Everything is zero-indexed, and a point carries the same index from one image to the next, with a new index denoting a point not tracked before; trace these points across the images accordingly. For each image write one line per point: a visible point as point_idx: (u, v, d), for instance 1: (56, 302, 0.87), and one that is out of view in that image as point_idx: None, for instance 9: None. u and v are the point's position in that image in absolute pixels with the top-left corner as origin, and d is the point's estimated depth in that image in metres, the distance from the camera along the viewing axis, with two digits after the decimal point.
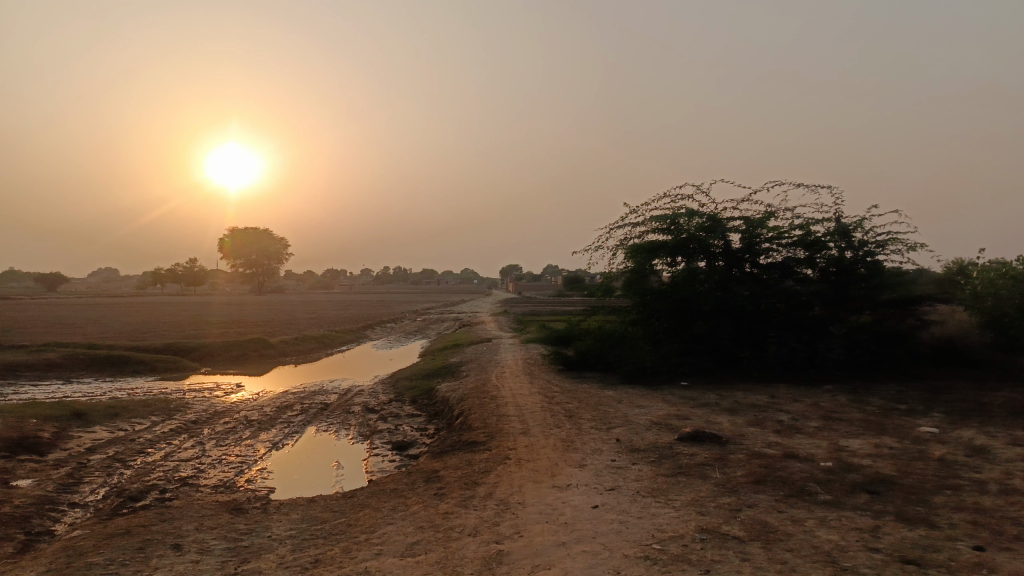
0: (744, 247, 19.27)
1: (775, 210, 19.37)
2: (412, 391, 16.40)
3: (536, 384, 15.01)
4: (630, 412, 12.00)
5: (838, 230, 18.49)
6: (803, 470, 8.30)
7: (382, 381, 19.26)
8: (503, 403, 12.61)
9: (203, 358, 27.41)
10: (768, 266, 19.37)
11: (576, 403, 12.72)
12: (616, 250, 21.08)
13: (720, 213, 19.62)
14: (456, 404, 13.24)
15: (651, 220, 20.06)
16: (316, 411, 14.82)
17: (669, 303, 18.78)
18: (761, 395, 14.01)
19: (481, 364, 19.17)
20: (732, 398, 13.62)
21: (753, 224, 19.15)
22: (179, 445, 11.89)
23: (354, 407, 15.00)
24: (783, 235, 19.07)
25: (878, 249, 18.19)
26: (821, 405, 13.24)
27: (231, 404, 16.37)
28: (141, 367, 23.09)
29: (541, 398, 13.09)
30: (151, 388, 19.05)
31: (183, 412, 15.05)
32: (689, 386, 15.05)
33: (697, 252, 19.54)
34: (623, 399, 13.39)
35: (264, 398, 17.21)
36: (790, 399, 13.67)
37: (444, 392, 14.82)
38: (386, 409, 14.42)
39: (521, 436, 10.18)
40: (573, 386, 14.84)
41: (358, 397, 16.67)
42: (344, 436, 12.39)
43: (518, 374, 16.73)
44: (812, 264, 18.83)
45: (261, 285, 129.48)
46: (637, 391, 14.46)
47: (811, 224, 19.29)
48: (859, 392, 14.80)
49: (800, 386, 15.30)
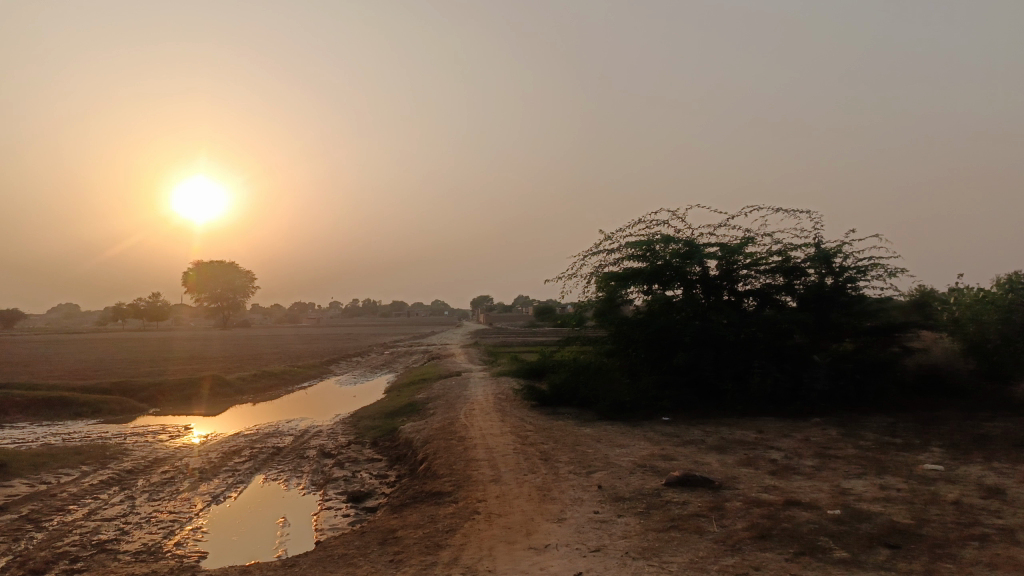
0: (723, 274, 18.58)
1: (753, 235, 18.74)
2: (374, 432, 15.21)
3: (507, 422, 13.93)
4: (610, 453, 10.99)
5: (817, 256, 17.88)
6: (810, 521, 7.34)
7: (343, 421, 17.99)
8: (471, 445, 11.51)
9: (154, 398, 25.78)
10: (746, 293, 18.68)
11: (552, 443, 11.67)
12: (590, 278, 20.25)
13: (697, 238, 18.92)
14: (419, 447, 12.09)
15: (626, 247, 19.32)
16: (267, 456, 13.54)
17: (647, 333, 17.89)
18: (749, 431, 13.10)
19: (449, 400, 18.01)
20: (718, 435, 12.68)
21: (731, 250, 18.48)
22: (107, 500, 10.55)
23: (309, 452, 13.75)
24: (762, 261, 18.44)
25: (858, 275, 17.58)
26: (813, 440, 12.38)
27: (175, 450, 14.97)
28: (82, 408, 21.45)
29: (513, 439, 12.01)
30: (89, 432, 17.53)
31: (119, 460, 13.64)
32: (671, 421, 14.08)
33: (674, 280, 18.83)
34: (602, 437, 12.38)
35: (212, 442, 15.85)
36: (779, 435, 12.78)
37: (408, 433, 13.67)
38: (345, 453, 13.21)
39: (491, 484, 9.10)
40: (548, 423, 13.79)
41: (315, 439, 15.40)
42: (295, 487, 11.14)
43: (488, 411, 15.63)
44: (790, 291, 18.19)
45: (225, 319, 126.65)
46: (616, 427, 13.47)
47: (789, 250, 18.66)
48: (850, 424, 13.97)
49: (787, 419, 14.44)
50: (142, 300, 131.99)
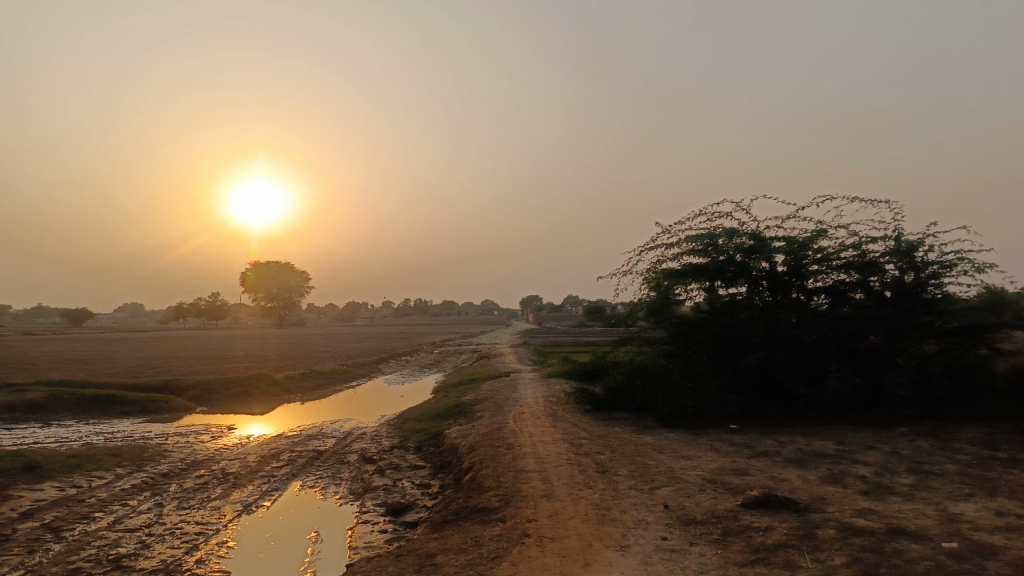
0: (791, 270, 17.24)
1: (826, 227, 17.32)
2: (419, 436, 14.41)
3: (559, 428, 12.95)
4: (675, 465, 9.91)
5: (897, 250, 16.38)
6: (922, 556, 6.17)
7: (388, 423, 17.28)
8: (521, 454, 10.56)
9: (202, 396, 25.61)
10: (817, 290, 17.30)
11: (609, 453, 10.65)
12: (646, 274, 19.12)
13: (763, 231, 17.60)
14: (465, 455, 11.21)
15: (686, 241, 18.13)
16: (306, 461, 12.86)
17: (708, 334, 16.65)
18: (827, 442, 11.85)
19: (498, 403, 17.09)
20: (794, 446, 11.46)
21: (801, 243, 17.13)
22: (135, 507, 9.94)
23: (349, 456, 13.01)
24: (835, 256, 17.02)
25: (944, 271, 16.02)
26: (903, 453, 11.04)
27: (214, 452, 14.43)
28: (130, 407, 21.28)
29: (567, 447, 11.01)
30: (134, 431, 17.23)
31: (156, 462, 13.15)
32: (738, 430, 12.87)
33: (738, 276, 17.59)
34: (665, 447, 11.29)
35: (253, 444, 15.28)
36: (863, 446, 11.48)
37: (453, 439, 12.80)
38: (387, 459, 12.43)
39: (544, 501, 8.14)
40: (604, 430, 12.74)
41: (358, 442, 14.68)
42: (331, 496, 10.39)
43: (539, 414, 14.66)
44: (867, 288, 16.73)
45: (280, 318, 128.70)
46: (679, 435, 12.37)
47: (865, 243, 17.18)
48: (942, 435, 12.53)
49: (869, 428, 13.07)
50: (200, 299, 135.30)
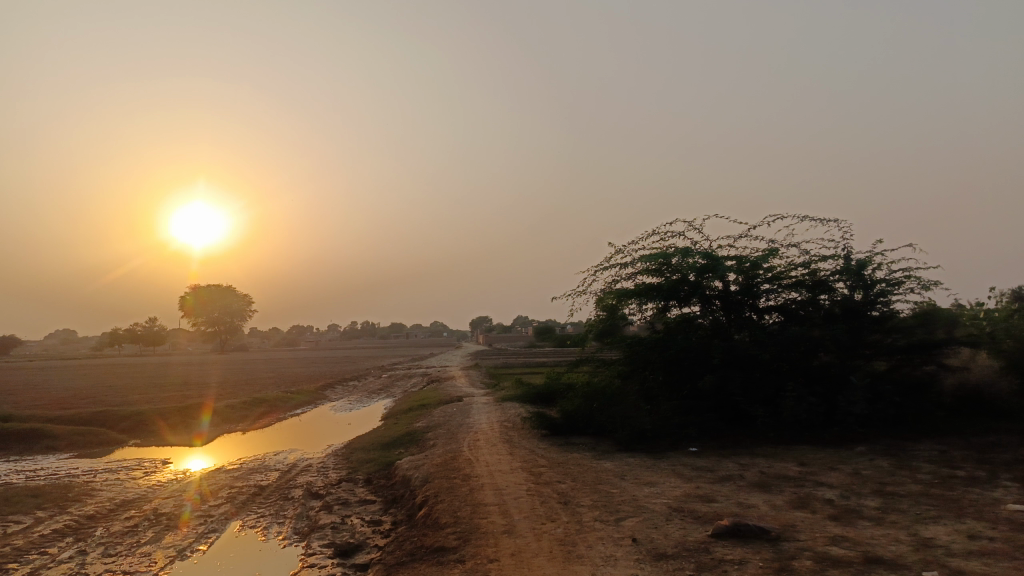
0: (743, 290, 17.22)
1: (777, 247, 17.41)
2: (369, 467, 13.74)
3: (516, 455, 12.47)
4: (639, 493, 9.53)
5: (846, 269, 16.53)
6: None
7: (336, 453, 16.51)
8: (478, 485, 10.03)
9: (136, 427, 24.25)
10: (770, 309, 17.32)
11: (570, 482, 10.21)
12: (600, 294, 18.88)
13: (716, 250, 17.59)
14: (418, 487, 10.62)
15: (640, 260, 17.97)
16: (247, 497, 12.05)
17: (664, 354, 16.42)
18: (789, 464, 11.67)
19: (450, 429, 16.51)
20: (757, 469, 11.23)
21: (753, 262, 17.15)
22: (54, 556, 9.03)
23: (295, 491, 12.26)
24: (786, 275, 17.08)
25: (892, 289, 16.22)
26: (865, 473, 10.92)
27: (147, 489, 13.45)
28: (55, 441, 19.90)
29: (526, 477, 10.53)
30: (58, 468, 16.02)
31: (81, 503, 12.14)
32: (699, 453, 12.61)
33: (691, 296, 17.48)
34: (627, 473, 10.92)
35: (190, 480, 14.32)
36: (825, 468, 11.33)
37: (405, 470, 12.18)
38: (335, 494, 11.74)
39: (505, 538, 7.65)
40: (562, 456, 12.32)
41: (303, 475, 13.91)
42: (274, 536, 9.66)
43: (494, 441, 14.15)
44: (818, 307, 16.82)
45: (222, 343, 124.85)
46: (639, 461, 12.03)
47: (815, 262, 17.31)
48: (899, 454, 12.50)
49: (828, 449, 12.97)
50: (138, 324, 130.41)
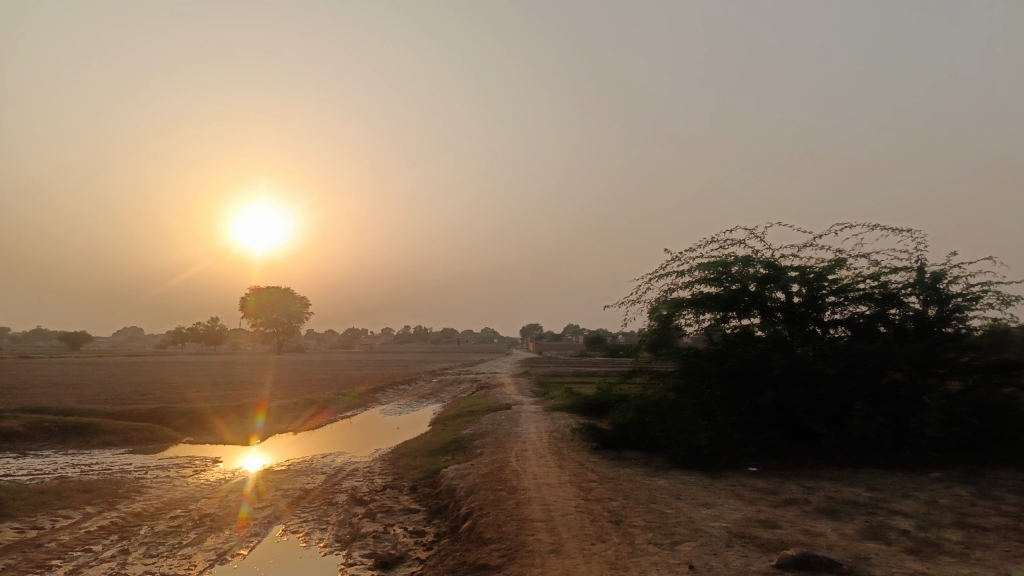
0: (807, 302, 16.41)
1: (844, 257, 16.54)
2: (414, 474, 13.47)
3: (565, 468, 12.02)
4: (695, 515, 8.99)
5: (919, 281, 15.58)
6: None
7: (383, 458, 16.33)
8: (525, 499, 9.63)
9: (191, 425, 24.62)
10: (835, 323, 16.46)
11: (622, 499, 9.72)
12: (656, 303, 18.27)
13: (779, 259, 16.82)
14: (464, 498, 10.28)
15: (697, 269, 17.32)
16: (291, 501, 11.90)
17: (723, 366, 15.66)
18: (857, 489, 10.93)
19: (498, 438, 16.14)
20: (822, 493, 10.53)
21: (818, 273, 16.31)
22: (98, 554, 8.99)
23: (339, 497, 12.06)
24: (854, 287, 16.20)
25: (969, 304, 15.20)
26: (942, 502, 10.13)
27: (195, 488, 13.46)
28: (112, 436, 20.27)
29: (575, 492, 10.08)
30: (112, 464, 16.24)
31: (130, 500, 12.18)
32: (759, 473, 11.94)
33: (751, 307, 16.73)
34: (682, 492, 10.37)
35: (237, 481, 14.29)
36: (897, 495, 10.56)
37: (451, 479, 11.86)
38: (379, 500, 11.50)
39: (552, 558, 7.24)
40: (613, 471, 11.83)
41: (349, 479, 13.74)
42: (316, 543, 9.44)
43: (543, 452, 13.71)
44: (887, 322, 15.90)
45: (278, 344, 127.53)
46: (695, 479, 11.45)
47: (886, 273, 16.39)
48: (979, 482, 11.60)
49: (899, 474, 12.14)
50: (199, 323, 134.35)
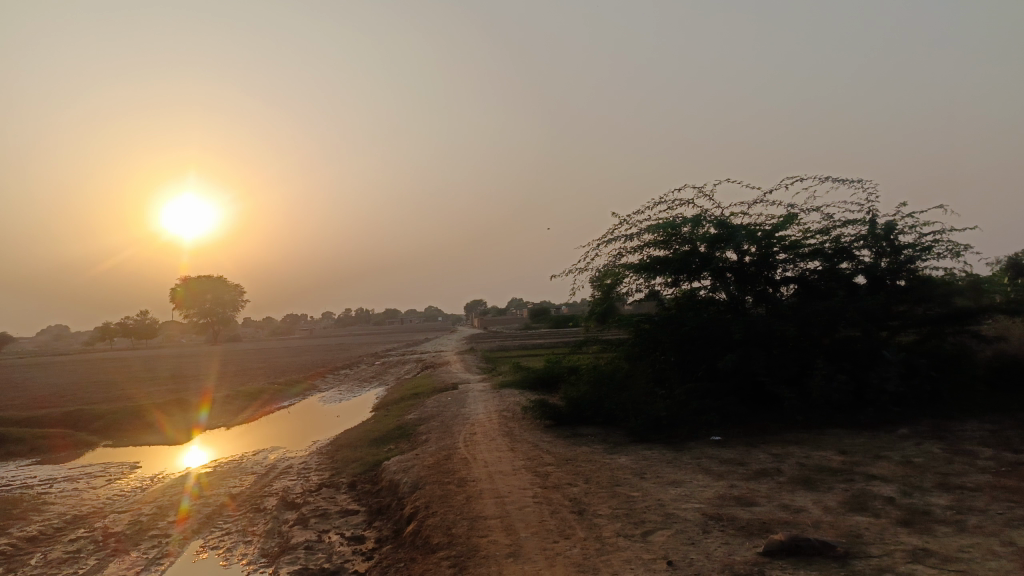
0: (759, 261, 15.78)
1: (793, 212, 15.95)
2: (354, 468, 12.31)
3: (518, 452, 11.02)
4: (665, 497, 8.12)
5: (870, 234, 15.10)
6: None
7: (320, 451, 15.06)
8: (476, 492, 8.59)
9: (111, 427, 22.70)
10: (787, 281, 15.89)
11: (583, 484, 8.79)
12: (604, 269, 17.39)
13: (729, 217, 16.12)
14: (407, 496, 9.18)
15: (646, 231, 16.50)
16: (214, 510, 10.58)
17: (677, 332, 14.89)
18: (828, 453, 10.29)
19: (445, 422, 15.06)
20: (794, 461, 9.84)
21: (768, 230, 15.67)
22: None
23: (268, 501, 10.81)
24: (805, 243, 15.64)
25: (920, 255, 14.79)
26: (918, 462, 9.55)
27: (105, 502, 11.97)
28: (17, 447, 18.32)
29: (531, 480, 9.08)
30: (13, 478, 14.49)
31: (25, 522, 10.65)
32: (724, 444, 11.21)
33: (702, 268, 16.04)
34: (647, 470, 9.52)
35: (155, 490, 12.82)
36: (869, 457, 9.95)
37: (393, 473, 10.74)
38: (312, 503, 10.29)
39: (510, 565, 6.22)
40: (570, 451, 10.93)
41: (282, 479, 12.47)
42: (238, 561, 8.20)
43: (493, 435, 12.70)
44: (839, 276, 15.42)
45: (214, 334, 123.13)
46: (658, 454, 10.63)
47: (836, 227, 15.89)
48: (948, 437, 11.13)
49: (867, 434, 11.58)
50: (128, 318, 128.54)
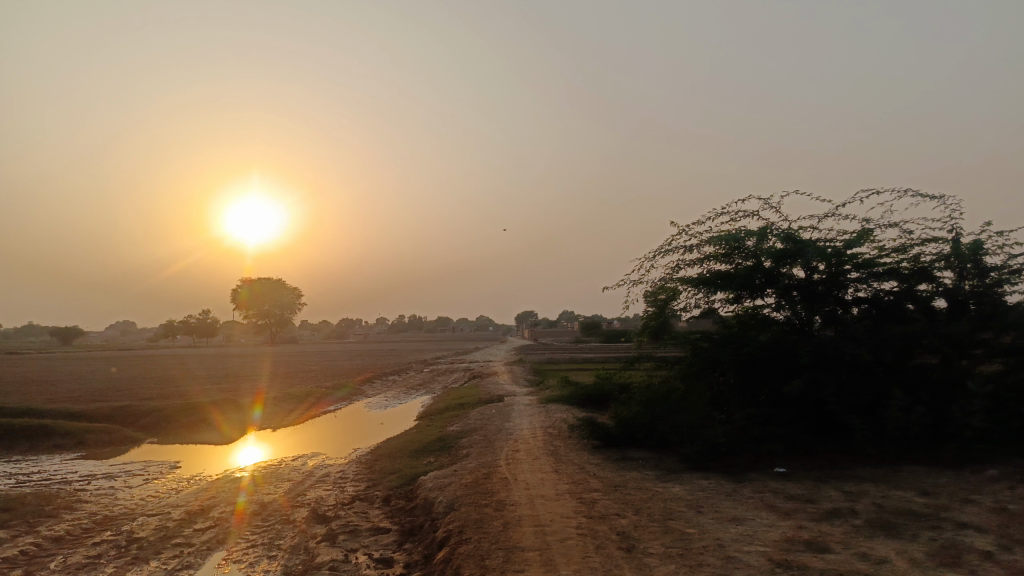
0: (828, 280, 14.70)
1: (868, 227, 14.81)
2: (390, 481, 11.76)
3: (563, 474, 10.28)
4: (725, 537, 7.29)
5: (953, 254, 13.86)
6: None
7: (358, 461, 14.59)
8: (514, 518, 7.91)
9: (158, 424, 22.78)
10: (859, 302, 14.76)
11: (634, 516, 8.00)
12: (661, 281, 16.52)
13: (797, 231, 15.08)
14: (441, 517, 8.55)
15: (707, 243, 15.59)
16: (243, 519, 10.15)
17: (737, 353, 13.93)
18: (907, 494, 9.26)
19: (487, 437, 14.42)
20: (868, 501, 8.86)
21: (840, 246, 14.60)
22: None
23: (298, 513, 10.32)
24: (880, 262, 14.48)
25: (1009, 279, 13.49)
26: (1014, 510, 8.45)
27: (138, 503, 11.70)
28: (65, 440, 18.41)
29: (576, 507, 8.34)
30: (54, 472, 14.42)
31: (55, 521, 10.40)
32: (788, 477, 10.25)
33: (766, 286, 15.05)
34: (703, 503, 8.68)
35: (189, 492, 12.52)
36: (956, 501, 8.89)
37: (428, 490, 10.13)
38: (344, 518, 9.75)
39: None
40: (619, 477, 10.15)
41: (316, 489, 12.01)
42: None
43: (537, 455, 11.98)
44: (917, 300, 14.21)
45: (270, 335, 125.51)
46: (714, 485, 9.76)
47: (915, 245, 14.68)
48: None
49: (950, 474, 10.46)
50: (189, 317, 132.17)
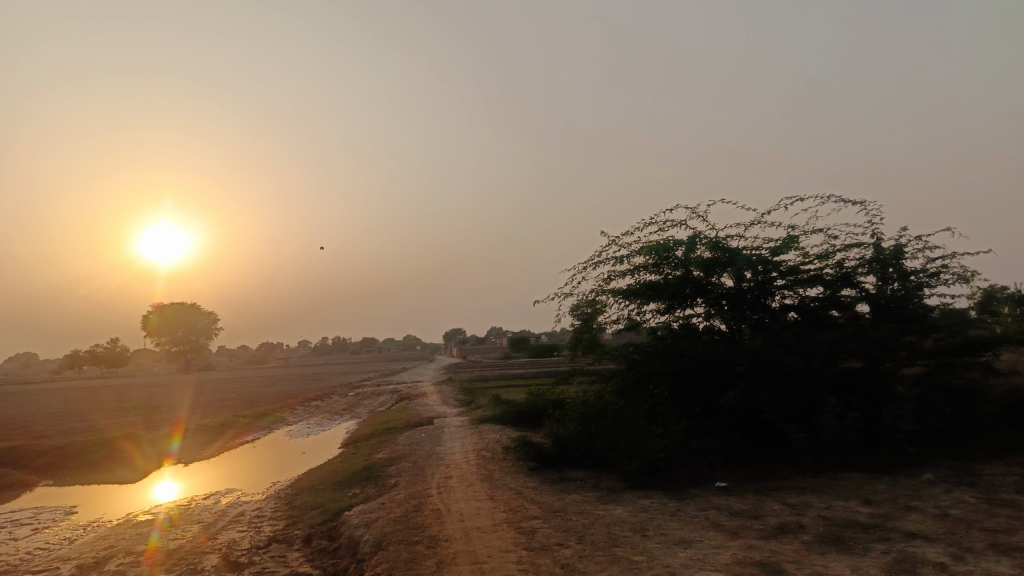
0: (757, 287, 14.68)
1: (793, 234, 14.89)
2: (312, 518, 10.85)
3: (500, 502, 9.65)
4: (674, 563, 6.82)
5: (874, 260, 14.05)
6: None
7: (277, 496, 13.55)
8: (448, 556, 7.24)
9: (57, 463, 20.93)
10: (786, 309, 14.80)
11: (578, 545, 7.45)
12: (592, 293, 16.20)
13: (725, 240, 15.02)
14: (367, 558, 7.78)
15: (637, 254, 15.36)
16: (144, 571, 9.07)
17: (672, 365, 13.69)
18: (850, 503, 9.05)
19: (417, 463, 13.67)
20: (814, 514, 8.57)
21: (767, 254, 14.60)
22: None
23: (207, 560, 9.30)
24: (805, 269, 14.56)
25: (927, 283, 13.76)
26: (956, 516, 8.31)
27: (24, 558, 10.39)
28: None
29: (514, 539, 7.73)
30: None
31: None
32: (730, 492, 9.92)
33: (696, 295, 14.91)
34: (647, 526, 8.22)
35: (85, 542, 11.25)
36: (898, 508, 8.73)
37: (353, 527, 9.31)
38: (259, 563, 8.83)
39: None
40: (558, 501, 9.60)
41: (230, 530, 10.97)
42: None
43: (471, 481, 11.31)
44: (841, 305, 14.33)
45: (186, 362, 120.02)
46: (657, 505, 9.33)
47: (837, 252, 14.84)
48: (978, 482, 9.97)
49: (886, 480, 10.37)
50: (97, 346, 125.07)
